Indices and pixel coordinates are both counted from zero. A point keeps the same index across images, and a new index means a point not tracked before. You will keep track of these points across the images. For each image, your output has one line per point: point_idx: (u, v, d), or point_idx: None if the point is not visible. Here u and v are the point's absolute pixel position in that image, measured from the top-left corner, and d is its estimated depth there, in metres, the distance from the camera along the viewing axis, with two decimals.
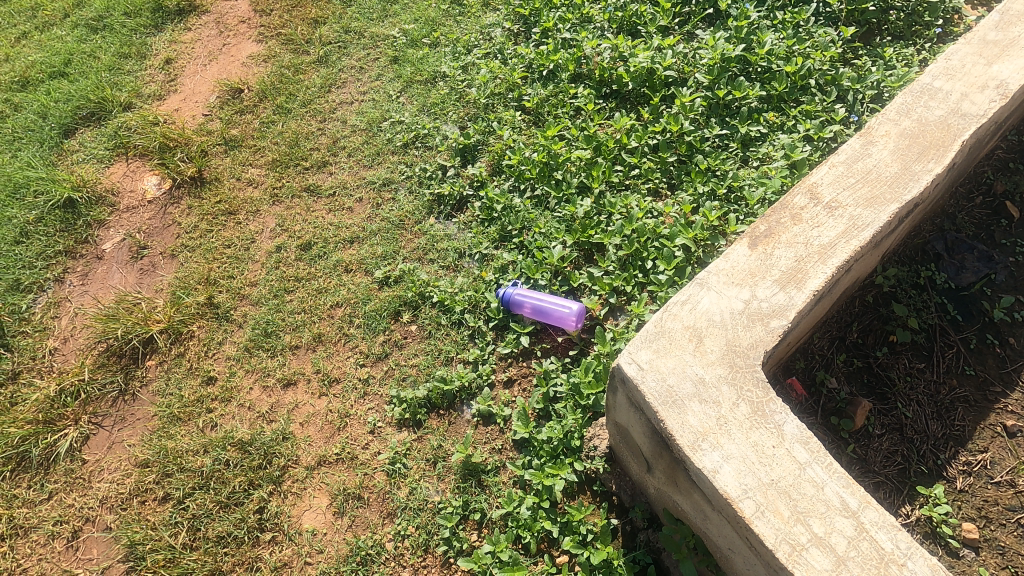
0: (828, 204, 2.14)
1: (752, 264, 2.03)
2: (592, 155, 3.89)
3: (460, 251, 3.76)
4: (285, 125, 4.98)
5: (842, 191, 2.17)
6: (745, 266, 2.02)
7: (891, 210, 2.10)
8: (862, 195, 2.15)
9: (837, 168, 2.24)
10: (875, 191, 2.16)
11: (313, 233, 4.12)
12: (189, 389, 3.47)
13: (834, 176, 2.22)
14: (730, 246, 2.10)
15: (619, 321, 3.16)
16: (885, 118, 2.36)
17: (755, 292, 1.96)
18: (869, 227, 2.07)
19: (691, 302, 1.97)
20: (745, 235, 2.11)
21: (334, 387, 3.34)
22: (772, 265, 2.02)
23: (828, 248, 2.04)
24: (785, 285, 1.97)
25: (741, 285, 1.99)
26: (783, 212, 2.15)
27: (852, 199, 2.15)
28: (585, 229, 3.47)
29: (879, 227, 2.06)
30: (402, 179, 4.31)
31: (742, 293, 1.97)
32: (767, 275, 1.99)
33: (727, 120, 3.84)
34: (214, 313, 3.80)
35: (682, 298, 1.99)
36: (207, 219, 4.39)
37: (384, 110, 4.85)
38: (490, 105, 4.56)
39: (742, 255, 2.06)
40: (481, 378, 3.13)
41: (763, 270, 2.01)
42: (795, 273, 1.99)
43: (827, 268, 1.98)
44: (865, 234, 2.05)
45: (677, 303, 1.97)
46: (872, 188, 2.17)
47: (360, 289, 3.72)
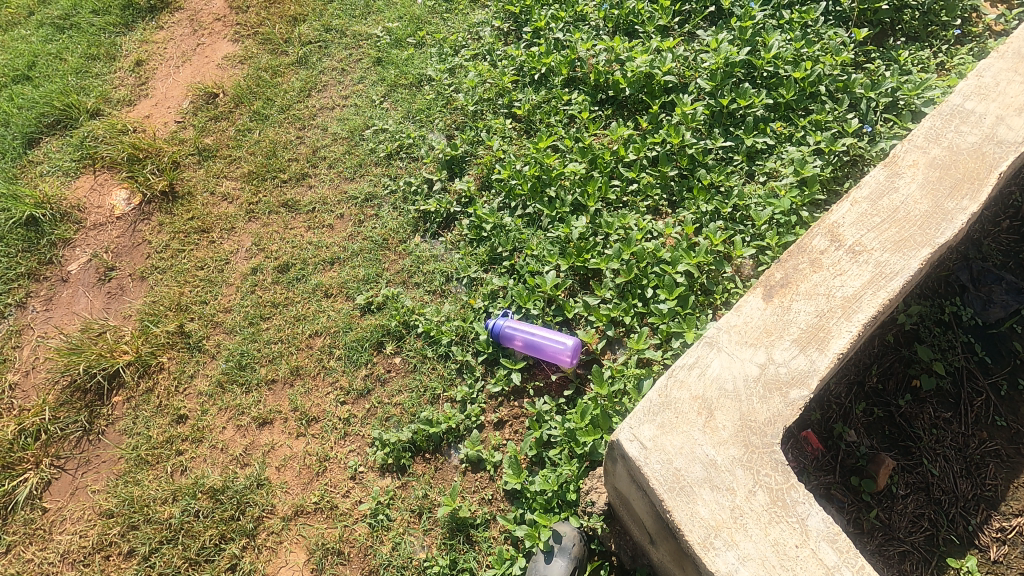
0: (851, 247, 1.91)
1: (767, 320, 1.81)
2: (588, 169, 3.65)
3: (447, 274, 3.52)
4: (262, 132, 4.70)
5: (867, 233, 1.94)
6: (760, 323, 1.80)
7: (923, 255, 1.87)
8: (889, 238, 1.92)
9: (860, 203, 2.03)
10: (903, 232, 1.93)
11: (291, 253, 3.86)
12: (158, 429, 3.25)
13: (857, 214, 1.99)
14: (743, 297, 1.88)
15: (617, 355, 2.94)
16: (912, 146, 2.13)
17: (772, 354, 1.74)
18: (898, 276, 1.85)
19: (699, 366, 1.75)
20: (759, 284, 1.88)
21: (313, 427, 3.12)
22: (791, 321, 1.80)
23: (854, 302, 1.81)
24: (805, 346, 1.74)
25: (756, 346, 1.77)
26: (801, 257, 1.92)
27: (878, 242, 1.92)
28: (580, 253, 3.23)
29: (910, 275, 1.83)
30: (385, 194, 4.05)
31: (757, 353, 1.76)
32: (784, 334, 1.77)
33: (731, 131, 3.59)
34: (186, 343, 3.56)
35: (690, 362, 1.77)
36: (179, 237, 4.13)
37: (367, 117, 4.57)
38: (479, 112, 4.28)
39: (756, 309, 1.84)
40: (470, 420, 2.91)
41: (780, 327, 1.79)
42: (815, 332, 1.77)
43: (852, 325, 1.76)
44: (895, 285, 1.83)
45: (685, 367, 1.75)
46: (903, 228, 1.95)
47: (341, 316, 3.49)
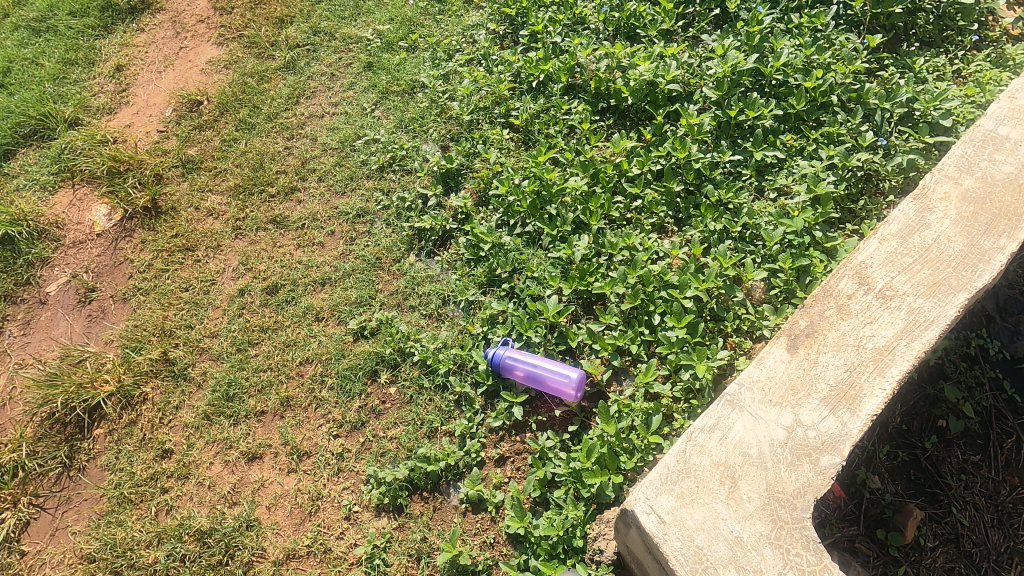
0: (880, 296, 1.98)
1: (794, 380, 1.87)
2: (589, 184, 3.49)
3: (444, 297, 3.37)
4: (248, 143, 4.50)
5: (895, 281, 2.00)
6: (786, 382, 1.86)
7: (955, 303, 1.93)
8: (918, 285, 1.99)
9: (879, 251, 2.08)
10: (932, 280, 2.00)
11: (279, 274, 3.70)
12: (142, 464, 3.10)
13: (884, 260, 2.06)
14: (769, 354, 1.94)
15: (624, 386, 2.81)
16: (943, 179, 2.20)
17: (799, 416, 1.80)
18: (928, 328, 1.91)
19: (724, 432, 1.81)
20: (785, 340, 1.95)
21: (305, 462, 2.98)
22: (818, 378, 1.86)
23: (883, 355, 1.87)
24: (835, 406, 1.81)
25: (782, 407, 1.83)
26: (828, 308, 1.99)
27: (908, 290, 1.98)
28: (583, 276, 3.09)
29: (940, 326, 1.89)
30: (378, 209, 3.88)
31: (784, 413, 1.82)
32: (811, 394, 1.84)
33: (739, 143, 3.43)
34: (170, 371, 3.39)
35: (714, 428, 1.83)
36: (162, 256, 3.95)
37: (358, 126, 4.38)
38: (474, 121, 4.10)
39: (782, 367, 1.91)
40: (469, 457, 2.77)
41: (807, 384, 1.86)
42: (844, 389, 1.83)
43: (883, 383, 1.81)
44: (925, 338, 1.88)
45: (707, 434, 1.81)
46: (927, 275, 2.02)
47: (333, 342, 3.33)
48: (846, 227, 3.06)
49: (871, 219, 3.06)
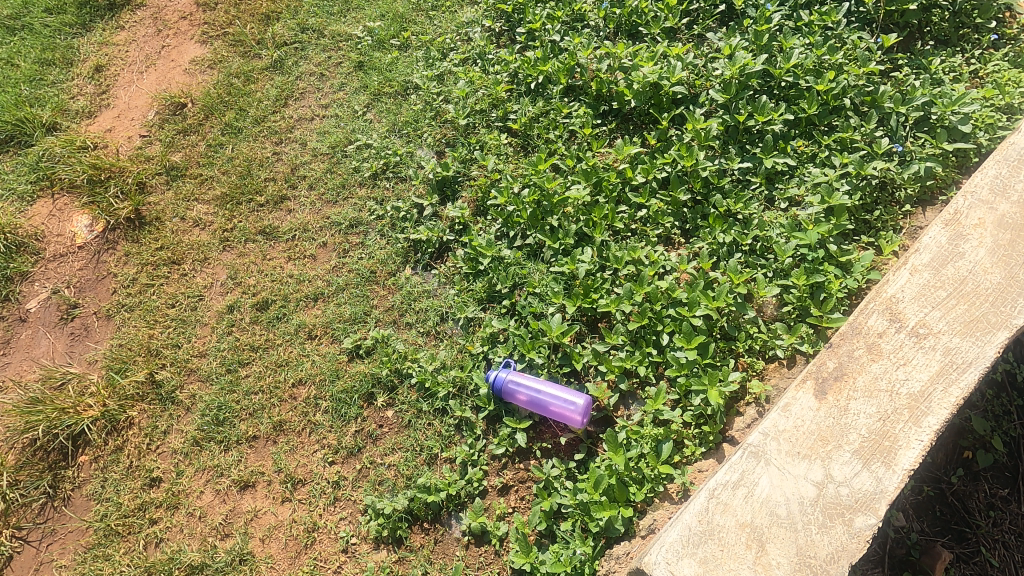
0: (912, 341, 2.18)
1: (824, 432, 2.07)
2: (592, 193, 3.34)
3: (442, 313, 3.24)
4: (235, 148, 4.32)
5: (924, 326, 2.20)
6: (816, 435, 2.07)
7: (984, 349, 2.12)
8: (947, 331, 2.18)
9: (906, 295, 2.28)
10: (960, 328, 2.18)
11: (270, 289, 3.55)
12: (129, 494, 2.97)
13: (914, 304, 2.25)
14: (801, 405, 2.14)
15: (631, 410, 2.69)
16: (974, 213, 2.41)
17: (830, 471, 2.00)
18: (956, 376, 2.09)
19: (752, 490, 2.01)
20: (815, 391, 2.16)
21: (299, 491, 2.86)
22: (850, 429, 2.06)
23: (916, 405, 2.06)
24: (867, 459, 2.00)
25: (812, 459, 2.03)
26: (858, 354, 2.20)
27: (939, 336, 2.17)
28: (587, 293, 2.96)
29: (969, 374, 2.08)
30: (371, 220, 3.73)
31: (816, 466, 2.01)
32: (843, 448, 2.03)
33: (747, 149, 3.30)
34: (157, 394, 3.26)
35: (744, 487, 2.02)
36: (147, 270, 3.79)
37: (349, 130, 4.21)
38: (471, 125, 3.93)
39: (813, 419, 2.10)
40: (471, 486, 2.65)
41: (837, 436, 2.06)
42: (877, 442, 2.02)
43: (913, 436, 2.01)
44: (953, 389, 2.07)
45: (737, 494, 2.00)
46: (960, 314, 2.21)
47: (327, 362, 3.20)
48: (860, 238, 2.94)
49: (886, 230, 2.94)
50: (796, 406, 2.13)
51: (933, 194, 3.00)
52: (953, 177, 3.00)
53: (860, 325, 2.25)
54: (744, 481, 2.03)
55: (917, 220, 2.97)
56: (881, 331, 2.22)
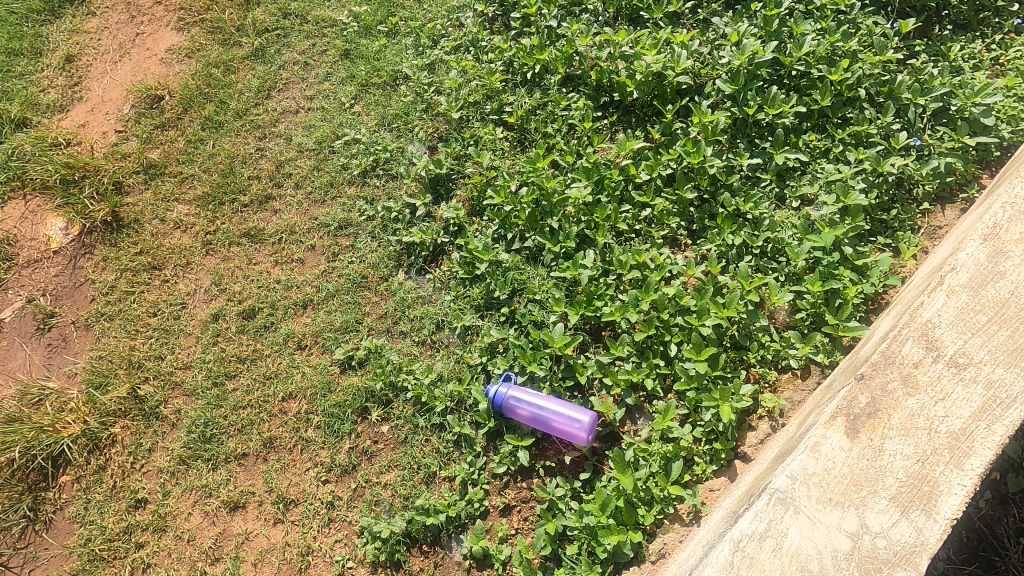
0: (952, 368, 1.90)
1: (856, 472, 1.81)
2: (593, 192, 3.17)
3: (438, 321, 3.09)
4: (216, 144, 4.10)
5: (968, 348, 1.92)
6: (847, 476, 1.81)
7: None
8: (997, 354, 1.89)
9: (943, 319, 1.98)
10: (1011, 350, 1.89)
11: (256, 296, 3.39)
12: (114, 516, 2.84)
13: (955, 324, 1.96)
14: (827, 440, 1.87)
15: (639, 425, 2.57)
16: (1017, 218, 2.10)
17: (864, 518, 1.76)
18: (1008, 408, 1.82)
19: (777, 540, 1.76)
20: (843, 424, 1.88)
21: (292, 512, 2.74)
22: (886, 472, 1.80)
23: (958, 445, 1.80)
24: (906, 507, 1.75)
25: (843, 505, 1.78)
26: (892, 382, 1.91)
27: (986, 360, 1.89)
28: (590, 301, 2.81)
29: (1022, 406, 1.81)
30: (362, 221, 3.56)
31: (849, 515, 1.77)
32: (878, 491, 1.78)
33: (757, 143, 3.13)
34: (141, 410, 3.11)
35: (767, 535, 1.77)
36: (126, 276, 3.61)
37: (336, 124, 4.00)
38: (464, 119, 3.74)
39: (841, 456, 1.84)
40: (472, 507, 2.54)
41: (872, 480, 1.80)
42: (916, 487, 1.76)
43: (959, 477, 1.75)
44: (1003, 424, 1.80)
45: (759, 544, 1.76)
46: (1002, 342, 1.92)
47: (318, 374, 3.06)
48: (876, 239, 2.80)
49: (904, 230, 2.80)
50: (824, 445, 1.86)
51: (952, 191, 2.87)
52: (973, 172, 2.86)
53: (894, 351, 1.96)
54: (771, 533, 1.77)
55: (936, 220, 2.84)
56: (918, 359, 1.93)
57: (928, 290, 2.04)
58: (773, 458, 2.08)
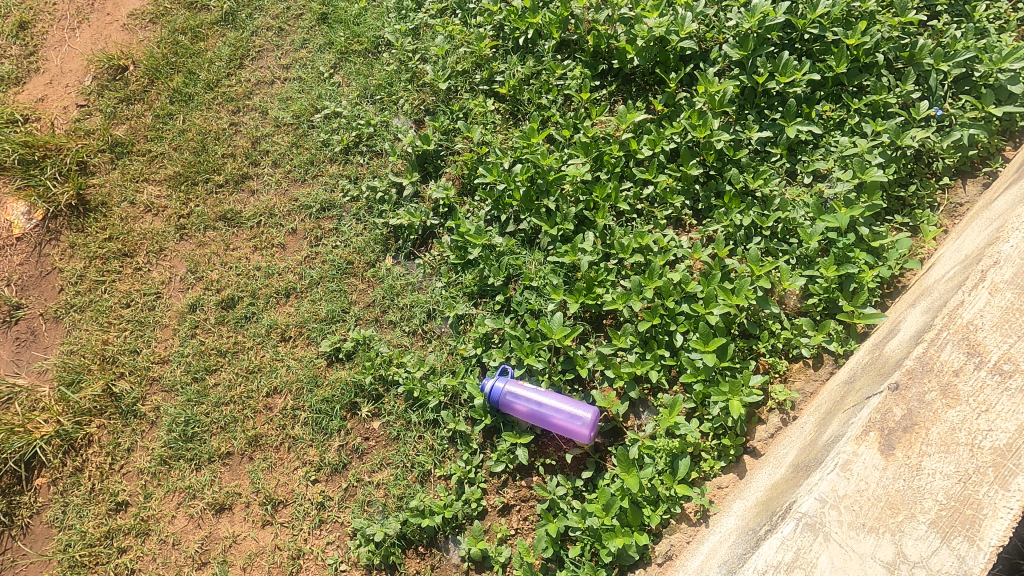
0: (996, 378, 1.77)
1: (892, 494, 1.69)
2: (592, 169, 2.97)
3: (429, 310, 2.93)
4: (187, 119, 3.82)
5: (1013, 356, 1.79)
6: (882, 499, 1.69)
7: None
8: None
9: (986, 321, 1.85)
10: None
11: (236, 284, 3.20)
12: (94, 521, 2.71)
13: (997, 329, 1.83)
14: (860, 458, 1.74)
15: (643, 420, 2.45)
16: None
17: (901, 546, 1.63)
18: None
19: (809, 570, 1.63)
20: (877, 440, 1.75)
21: (281, 513, 2.62)
22: (924, 493, 1.68)
23: (1002, 463, 1.68)
24: (947, 533, 1.63)
25: (879, 531, 1.66)
26: (930, 394, 1.78)
27: None
28: (591, 288, 2.65)
29: None
30: (346, 202, 3.35)
31: (885, 542, 1.64)
32: (916, 516, 1.66)
33: (766, 115, 2.92)
34: (117, 408, 2.95)
35: (797, 565, 1.65)
36: (96, 264, 3.39)
37: (315, 96, 3.73)
38: (452, 89, 3.48)
39: (876, 476, 1.72)
40: (469, 507, 2.43)
41: (908, 503, 1.68)
42: (958, 510, 1.65)
43: (1004, 500, 1.64)
44: None
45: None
46: None
47: (304, 368, 2.90)
48: (893, 218, 2.64)
49: (923, 208, 2.64)
50: (856, 464, 1.73)
51: (974, 165, 2.70)
52: (997, 144, 2.69)
53: (932, 358, 1.82)
54: (799, 563, 1.65)
55: (956, 196, 2.68)
56: (958, 366, 1.80)
57: (968, 287, 1.90)
58: (791, 466, 1.95)
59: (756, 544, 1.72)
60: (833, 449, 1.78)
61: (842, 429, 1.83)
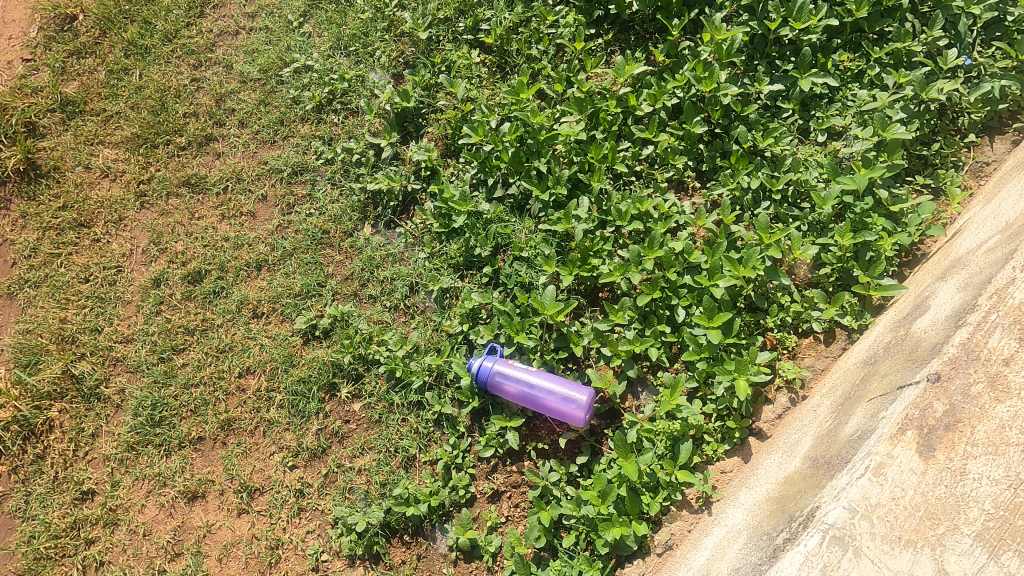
0: None
1: (932, 503, 1.54)
2: (587, 127, 2.71)
3: (412, 283, 2.72)
4: (143, 74, 3.47)
5: None
6: (921, 509, 1.54)
7: None
8: None
9: None
10: None
11: (202, 256, 2.96)
12: (59, 511, 2.55)
13: None
14: (896, 463, 1.60)
15: (641, 401, 2.29)
16: None
17: (943, 563, 1.48)
18: None
19: None
20: (915, 443, 1.61)
21: (257, 501, 2.47)
22: (969, 502, 1.53)
23: None
24: (994, 548, 1.48)
25: (917, 545, 1.51)
26: (975, 388, 1.64)
27: None
28: (585, 259, 2.44)
29: None
30: (319, 165, 3.08)
31: (923, 558, 1.49)
32: (960, 528, 1.51)
33: (778, 66, 2.66)
34: (79, 391, 2.75)
35: None
36: (50, 235, 3.12)
37: (283, 48, 3.39)
38: (433, 39, 3.17)
39: (914, 483, 1.57)
40: (457, 494, 2.28)
41: (951, 512, 1.53)
42: (1007, 521, 1.49)
43: None
44: None
45: None
46: None
47: (278, 347, 2.70)
48: (913, 180, 2.43)
49: (946, 168, 2.42)
50: (890, 468, 1.60)
51: (1003, 120, 2.47)
52: None
53: (978, 344, 1.68)
54: None
55: (983, 153, 2.45)
56: (1008, 354, 1.66)
57: (1019, 263, 1.76)
58: (808, 458, 1.81)
59: (775, 555, 1.60)
60: (864, 447, 1.64)
61: (872, 423, 1.68)
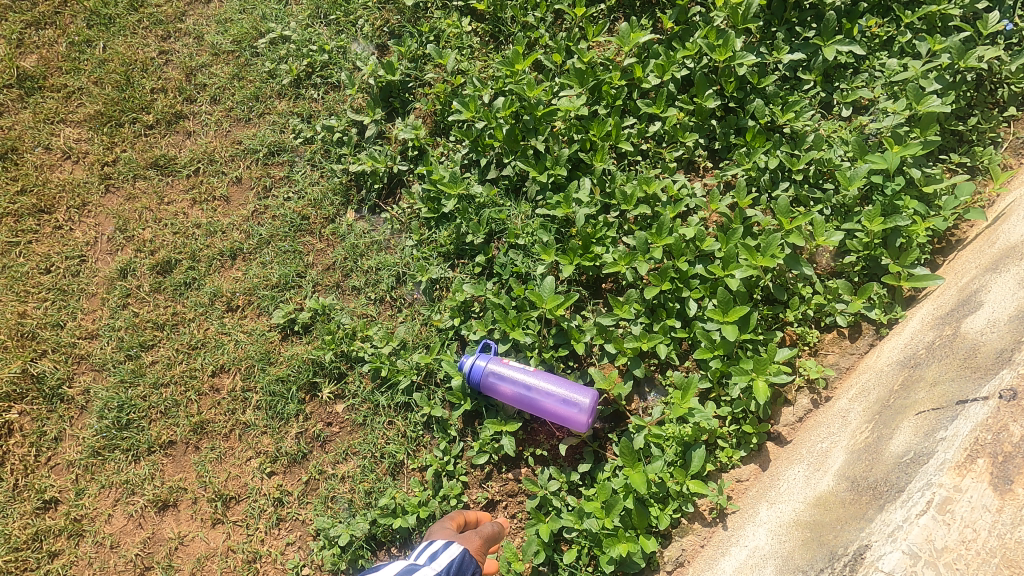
0: None
1: (1013, 550, 1.31)
2: (588, 102, 2.47)
3: (398, 273, 2.51)
4: (107, 45, 3.19)
5: None
6: (997, 555, 1.32)
7: None
8: None
9: None
10: None
11: (172, 245, 2.73)
12: (18, 521, 2.36)
13: None
14: (965, 499, 1.39)
15: (649, 402, 2.09)
16: None
17: None
18: None
19: None
20: (987, 475, 1.40)
21: (233, 511, 2.29)
22: None
23: None
24: None
25: None
26: None
27: None
28: (587, 247, 2.23)
29: None
30: (298, 145, 2.84)
31: None
32: None
33: (798, 33, 2.41)
34: (40, 392, 2.54)
35: None
36: (7, 221, 2.87)
37: (258, 17, 3.12)
38: (420, 7, 2.90)
39: (989, 523, 1.35)
40: (448, 504, 2.10)
41: None
42: None
43: None
44: None
45: None
46: None
47: (254, 343, 2.50)
48: (947, 158, 2.21)
49: (984, 145, 2.20)
50: (958, 504, 1.39)
51: None
52: None
53: None
54: None
55: None
56: None
57: None
58: (846, 478, 1.63)
59: None
60: (920, 475, 1.46)
61: (930, 444, 1.50)
